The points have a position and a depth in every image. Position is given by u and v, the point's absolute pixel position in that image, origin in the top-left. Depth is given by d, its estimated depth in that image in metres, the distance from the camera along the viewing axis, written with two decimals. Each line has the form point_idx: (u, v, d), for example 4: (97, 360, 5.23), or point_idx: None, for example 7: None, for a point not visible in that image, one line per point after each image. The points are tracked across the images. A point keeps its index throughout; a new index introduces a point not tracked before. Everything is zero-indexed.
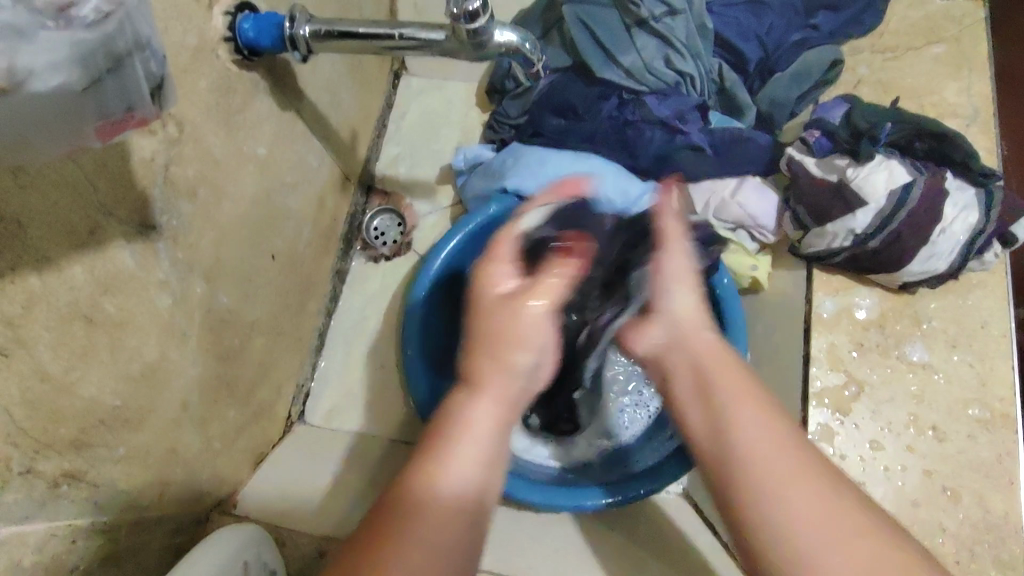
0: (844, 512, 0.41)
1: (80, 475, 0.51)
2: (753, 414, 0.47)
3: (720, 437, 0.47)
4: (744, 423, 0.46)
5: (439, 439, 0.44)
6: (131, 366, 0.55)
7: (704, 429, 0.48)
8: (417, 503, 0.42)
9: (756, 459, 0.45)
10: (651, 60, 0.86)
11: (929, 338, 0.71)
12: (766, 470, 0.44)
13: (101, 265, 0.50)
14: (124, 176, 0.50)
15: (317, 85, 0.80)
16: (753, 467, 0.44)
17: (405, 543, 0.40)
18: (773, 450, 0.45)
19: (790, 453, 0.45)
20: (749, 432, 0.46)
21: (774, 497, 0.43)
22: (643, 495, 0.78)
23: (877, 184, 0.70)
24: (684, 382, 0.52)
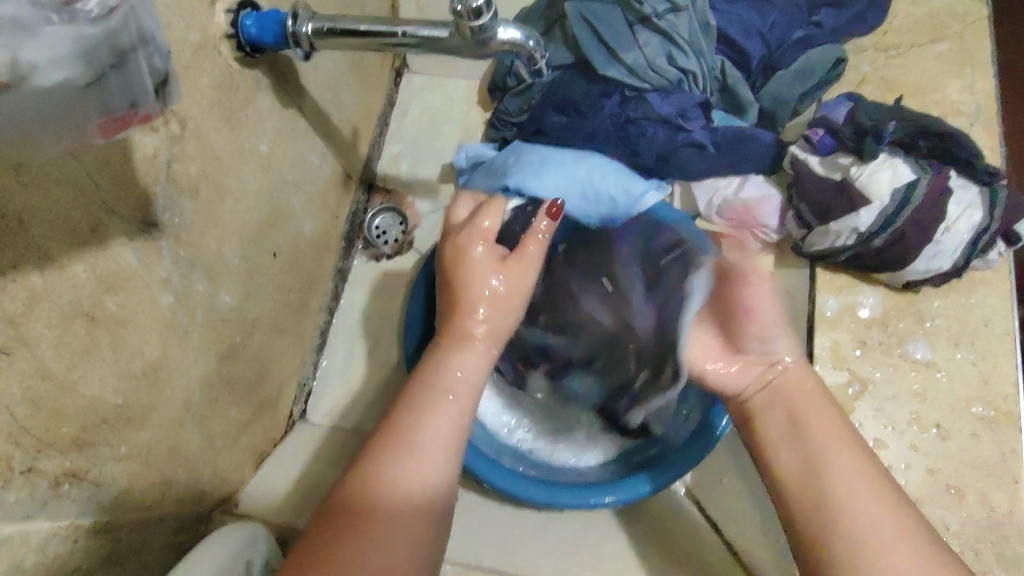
0: (892, 520, 0.51)
1: (82, 474, 0.51)
2: (852, 461, 0.55)
3: (814, 474, 0.55)
4: (841, 464, 0.55)
5: (400, 441, 0.54)
6: (133, 364, 0.55)
7: (795, 466, 0.57)
8: (364, 510, 0.50)
9: (851, 496, 0.52)
10: (653, 57, 0.85)
11: (932, 337, 0.71)
12: (855, 506, 0.52)
13: (102, 263, 0.49)
14: (125, 174, 0.50)
15: (318, 83, 0.80)
16: (847, 502, 0.52)
17: (366, 544, 0.49)
18: (875, 493, 0.53)
19: (865, 479, 0.54)
20: (844, 472, 0.54)
21: (863, 532, 0.50)
22: (652, 490, 0.77)
23: (880, 183, 0.69)
24: (775, 420, 0.61)
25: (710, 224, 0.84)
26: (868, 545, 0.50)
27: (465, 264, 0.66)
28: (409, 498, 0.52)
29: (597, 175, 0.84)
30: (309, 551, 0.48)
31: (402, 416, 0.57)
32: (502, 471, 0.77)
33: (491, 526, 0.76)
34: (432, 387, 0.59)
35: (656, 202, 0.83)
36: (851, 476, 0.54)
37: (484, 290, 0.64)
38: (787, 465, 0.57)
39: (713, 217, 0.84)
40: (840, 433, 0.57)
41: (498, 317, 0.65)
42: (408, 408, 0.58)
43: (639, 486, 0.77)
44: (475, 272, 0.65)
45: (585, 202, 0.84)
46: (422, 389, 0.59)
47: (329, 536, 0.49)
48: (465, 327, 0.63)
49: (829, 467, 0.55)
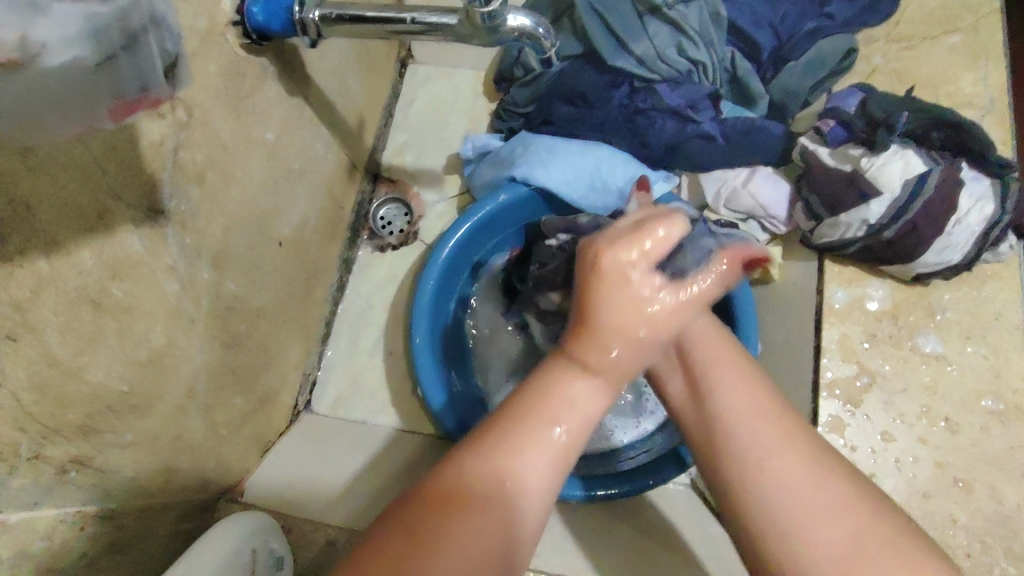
0: (782, 456, 0.44)
1: (87, 461, 0.51)
2: (733, 381, 0.48)
3: (702, 402, 0.49)
4: (722, 391, 0.48)
5: (517, 431, 0.42)
6: (139, 352, 0.54)
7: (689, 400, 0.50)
8: (456, 502, 0.40)
9: (734, 427, 0.46)
10: (663, 48, 0.85)
11: (943, 330, 0.71)
12: (739, 435, 0.45)
13: (110, 249, 0.49)
14: (133, 161, 0.50)
15: (324, 71, 0.79)
16: (725, 433, 0.46)
17: (452, 540, 0.38)
18: (749, 414, 0.46)
19: (774, 421, 0.46)
20: (729, 399, 0.47)
21: (741, 459, 0.45)
22: (655, 484, 0.75)
23: (891, 174, 0.68)
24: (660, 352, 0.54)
25: (718, 215, 0.82)
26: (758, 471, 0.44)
27: (610, 280, 0.45)
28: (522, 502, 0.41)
29: (605, 164, 0.84)
30: (388, 539, 0.39)
31: (521, 410, 0.43)
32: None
33: None
34: (544, 404, 0.43)
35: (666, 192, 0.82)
36: (727, 398, 0.48)
37: (654, 291, 0.46)
38: (684, 415, 0.50)
39: (720, 208, 0.81)
40: (715, 350, 0.51)
41: (626, 361, 0.45)
42: (521, 405, 0.43)
43: (644, 479, 0.76)
44: (624, 296, 0.44)
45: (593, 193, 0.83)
46: (530, 397, 0.43)
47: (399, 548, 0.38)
48: (606, 340, 0.44)
49: (711, 394, 0.49)
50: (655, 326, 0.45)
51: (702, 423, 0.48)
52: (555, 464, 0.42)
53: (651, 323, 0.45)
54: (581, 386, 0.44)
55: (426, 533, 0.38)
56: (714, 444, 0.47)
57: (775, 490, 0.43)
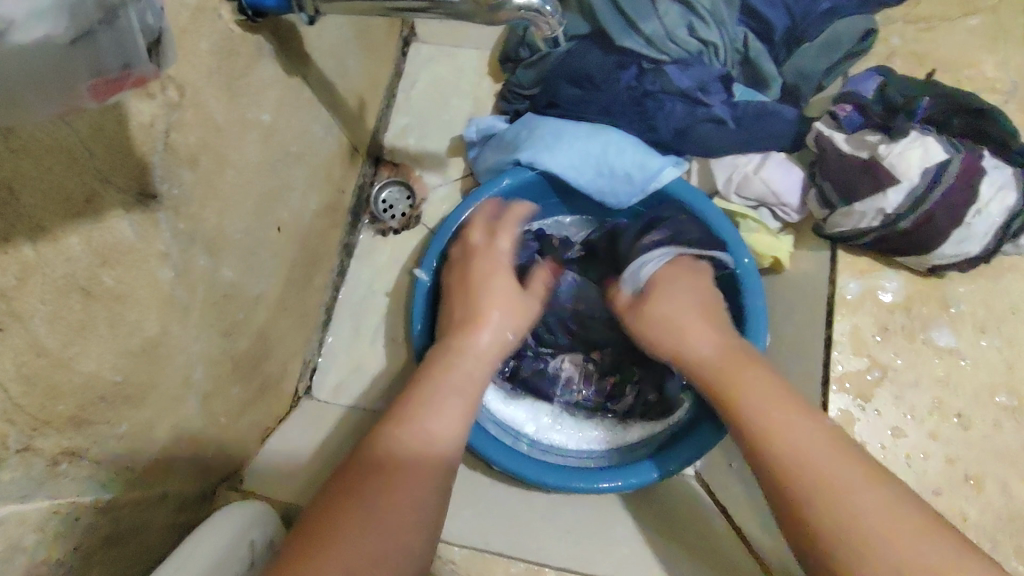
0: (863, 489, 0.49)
1: (81, 452, 0.50)
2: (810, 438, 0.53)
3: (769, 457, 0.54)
4: (789, 430, 0.54)
5: (422, 401, 0.58)
6: (131, 341, 0.53)
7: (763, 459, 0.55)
8: (381, 466, 0.52)
9: (808, 458, 0.52)
10: (673, 27, 0.81)
11: (956, 322, 0.69)
12: (814, 468, 0.51)
13: (98, 235, 0.47)
14: (122, 143, 0.48)
15: (323, 50, 0.76)
16: (798, 460, 0.52)
17: (367, 496, 0.49)
18: (817, 447, 0.53)
19: (841, 457, 0.51)
20: (800, 431, 0.54)
21: (819, 494, 0.49)
22: (659, 479, 0.73)
23: (910, 162, 0.65)
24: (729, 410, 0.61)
25: (729, 203, 0.80)
26: (833, 512, 0.48)
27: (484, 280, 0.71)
28: (428, 463, 0.54)
29: (612, 147, 0.80)
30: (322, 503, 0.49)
31: (421, 384, 0.60)
32: (497, 443, 0.74)
33: (502, 507, 0.75)
34: (441, 375, 0.61)
35: (674, 178, 0.79)
36: (795, 430, 0.54)
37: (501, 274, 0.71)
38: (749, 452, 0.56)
39: (731, 195, 0.79)
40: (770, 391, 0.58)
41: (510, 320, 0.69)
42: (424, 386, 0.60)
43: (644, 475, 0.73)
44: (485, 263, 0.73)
45: (599, 177, 0.81)
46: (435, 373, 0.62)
47: (375, 490, 0.50)
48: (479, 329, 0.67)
49: (770, 429, 0.55)
50: (503, 303, 0.69)
51: (765, 454, 0.54)
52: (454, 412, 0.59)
53: (490, 340, 0.67)
54: (471, 353, 0.65)
55: (333, 500, 0.49)
56: (789, 474, 0.52)
57: (855, 507, 0.48)
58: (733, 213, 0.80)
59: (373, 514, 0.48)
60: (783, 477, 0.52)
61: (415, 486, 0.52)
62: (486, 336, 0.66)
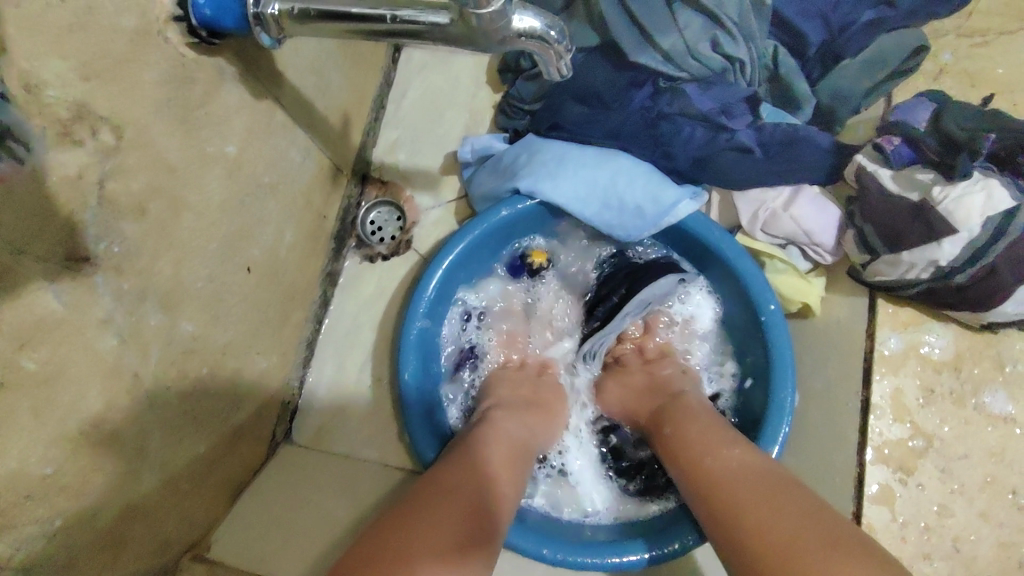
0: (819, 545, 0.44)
1: (1, 561, 0.42)
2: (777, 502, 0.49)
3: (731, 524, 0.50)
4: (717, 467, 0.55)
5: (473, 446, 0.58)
6: (66, 424, 0.46)
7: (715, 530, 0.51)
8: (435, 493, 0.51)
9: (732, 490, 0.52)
10: (695, 42, 0.71)
11: (1012, 386, 0.62)
12: (744, 496, 0.51)
13: (18, 313, 0.40)
14: (38, 204, 0.40)
15: (300, 65, 0.68)
16: (726, 496, 0.52)
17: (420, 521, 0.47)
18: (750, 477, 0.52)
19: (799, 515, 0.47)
20: (732, 465, 0.54)
21: (746, 526, 0.48)
22: (649, 560, 0.64)
23: (970, 209, 0.56)
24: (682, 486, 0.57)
25: (753, 241, 0.71)
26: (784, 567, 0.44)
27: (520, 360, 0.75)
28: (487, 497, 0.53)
29: (622, 176, 0.72)
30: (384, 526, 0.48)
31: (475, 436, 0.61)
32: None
33: None
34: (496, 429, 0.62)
35: (691, 213, 0.70)
36: (725, 463, 0.54)
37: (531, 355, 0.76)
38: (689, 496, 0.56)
39: (756, 233, 0.71)
40: (710, 432, 0.59)
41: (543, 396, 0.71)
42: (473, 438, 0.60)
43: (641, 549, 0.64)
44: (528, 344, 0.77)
45: (606, 210, 0.72)
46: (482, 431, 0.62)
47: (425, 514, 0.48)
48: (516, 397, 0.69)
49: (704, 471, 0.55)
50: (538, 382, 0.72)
51: (705, 497, 0.54)
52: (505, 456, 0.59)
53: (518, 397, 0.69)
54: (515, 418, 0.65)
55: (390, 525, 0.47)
56: (719, 506, 0.52)
57: (775, 527, 0.47)
58: (757, 253, 0.72)
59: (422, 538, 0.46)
60: (720, 514, 0.51)
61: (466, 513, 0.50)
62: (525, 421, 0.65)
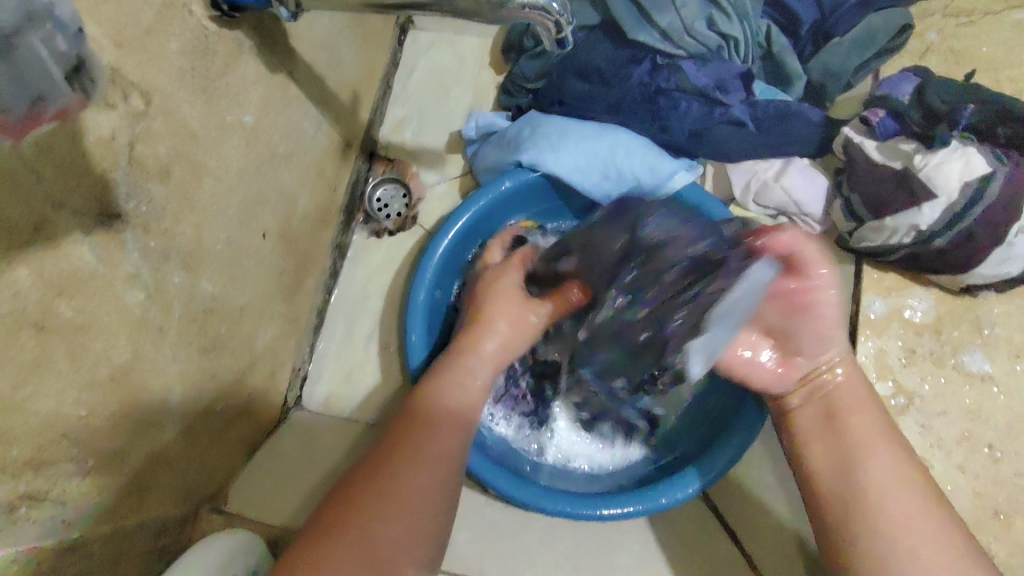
0: (937, 542, 0.50)
1: (41, 494, 0.45)
2: (885, 462, 0.55)
3: (847, 475, 0.55)
4: (879, 461, 0.55)
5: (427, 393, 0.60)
6: (99, 371, 0.49)
7: (831, 472, 0.57)
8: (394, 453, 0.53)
9: (880, 492, 0.53)
10: (692, 21, 0.75)
11: (990, 347, 0.65)
12: (880, 481, 0.54)
13: (51, 264, 0.42)
14: (77, 160, 0.43)
15: (312, 41, 0.71)
16: (875, 494, 0.53)
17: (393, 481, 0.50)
18: (900, 483, 0.54)
19: (924, 509, 0.52)
20: (882, 468, 0.55)
21: (869, 492, 0.53)
22: (646, 510, 0.67)
23: (950, 175, 0.59)
24: (808, 418, 0.61)
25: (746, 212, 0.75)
26: (900, 546, 0.50)
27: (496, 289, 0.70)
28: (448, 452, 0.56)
29: (621, 149, 0.75)
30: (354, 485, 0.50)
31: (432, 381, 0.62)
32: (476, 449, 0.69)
33: (496, 526, 0.71)
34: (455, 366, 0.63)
35: (686, 184, 0.73)
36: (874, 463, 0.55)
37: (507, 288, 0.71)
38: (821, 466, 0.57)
39: (748, 204, 0.74)
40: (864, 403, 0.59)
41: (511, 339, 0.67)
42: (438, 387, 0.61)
43: (633, 504, 0.67)
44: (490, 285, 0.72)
45: (605, 181, 0.75)
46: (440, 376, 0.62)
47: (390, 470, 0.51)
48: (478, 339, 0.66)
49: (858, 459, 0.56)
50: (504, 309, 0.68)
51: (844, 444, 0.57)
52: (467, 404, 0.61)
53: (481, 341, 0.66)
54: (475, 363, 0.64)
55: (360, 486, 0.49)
56: (851, 470, 0.55)
57: (901, 533, 0.50)
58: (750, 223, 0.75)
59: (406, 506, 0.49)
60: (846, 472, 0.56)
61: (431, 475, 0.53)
62: (490, 343, 0.66)
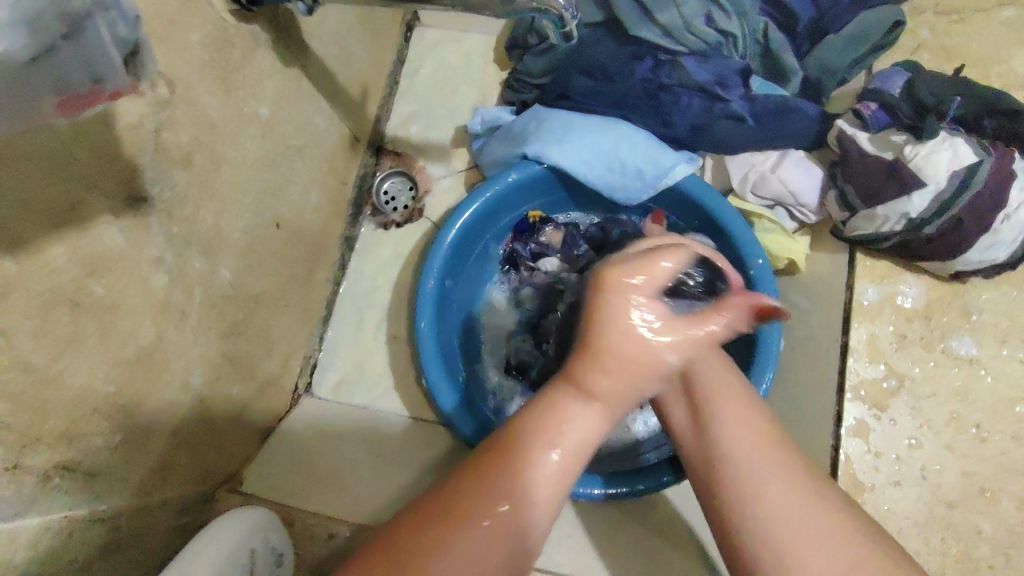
0: (785, 477, 0.42)
1: (74, 466, 0.48)
2: (732, 408, 0.46)
3: (702, 433, 0.46)
4: (722, 421, 0.45)
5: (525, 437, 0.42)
6: (125, 349, 0.51)
7: (691, 431, 0.47)
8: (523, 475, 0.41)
9: (737, 456, 0.43)
10: (691, 17, 0.77)
11: (978, 332, 0.68)
12: (736, 444, 0.44)
13: (85, 244, 0.45)
14: (108, 147, 0.45)
15: (324, 37, 0.73)
16: (729, 459, 0.43)
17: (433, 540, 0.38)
18: (751, 443, 0.44)
19: (773, 454, 0.43)
20: (730, 427, 0.45)
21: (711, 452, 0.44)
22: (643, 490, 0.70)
23: (938, 164, 0.62)
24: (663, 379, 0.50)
25: (744, 202, 0.76)
26: (742, 497, 0.42)
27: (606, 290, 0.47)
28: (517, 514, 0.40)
29: (624, 142, 0.77)
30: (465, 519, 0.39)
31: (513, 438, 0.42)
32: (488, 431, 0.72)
33: None
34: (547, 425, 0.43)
35: (686, 176, 0.75)
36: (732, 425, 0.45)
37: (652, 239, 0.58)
38: (689, 452, 0.46)
39: (747, 194, 0.76)
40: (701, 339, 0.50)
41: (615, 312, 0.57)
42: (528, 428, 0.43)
43: (635, 485, 0.70)
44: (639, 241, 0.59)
45: (609, 173, 0.78)
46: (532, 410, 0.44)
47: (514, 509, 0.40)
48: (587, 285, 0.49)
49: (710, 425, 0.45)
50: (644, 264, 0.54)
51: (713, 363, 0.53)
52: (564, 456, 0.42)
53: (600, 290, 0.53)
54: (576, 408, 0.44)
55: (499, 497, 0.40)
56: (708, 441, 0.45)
57: (739, 479, 0.42)
58: (748, 213, 0.77)
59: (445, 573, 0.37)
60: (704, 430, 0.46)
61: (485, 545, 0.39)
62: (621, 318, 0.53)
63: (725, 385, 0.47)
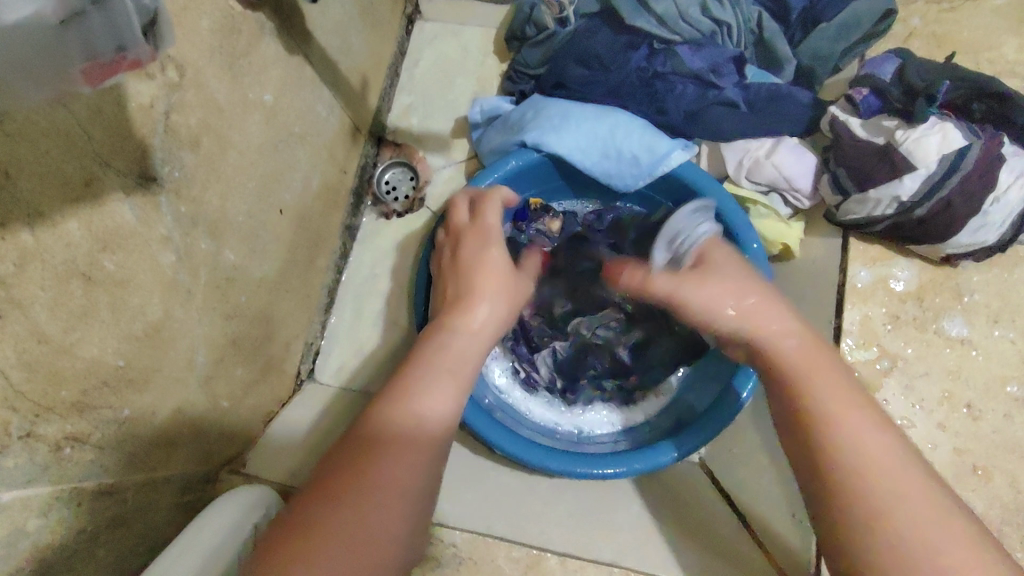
0: (934, 515, 0.42)
1: (84, 437, 0.49)
2: (862, 432, 0.46)
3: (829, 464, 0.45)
4: (856, 449, 0.45)
5: (389, 396, 0.51)
6: (134, 325, 0.52)
7: (811, 462, 0.47)
8: (379, 438, 0.47)
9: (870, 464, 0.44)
10: (686, 7, 0.79)
11: (969, 313, 0.69)
12: (875, 481, 0.43)
13: (98, 220, 0.47)
14: (120, 126, 0.47)
15: (325, 27, 0.74)
16: (859, 495, 0.43)
17: (321, 522, 0.42)
18: (892, 459, 0.44)
19: (915, 487, 0.43)
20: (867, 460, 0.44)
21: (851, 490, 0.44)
22: (645, 468, 0.71)
23: (928, 148, 0.64)
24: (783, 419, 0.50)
25: (739, 188, 0.78)
26: (899, 532, 0.41)
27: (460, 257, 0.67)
28: (394, 440, 0.48)
29: (620, 129, 0.78)
30: (326, 488, 0.45)
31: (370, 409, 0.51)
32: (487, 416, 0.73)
33: (501, 489, 0.75)
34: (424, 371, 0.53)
35: (682, 163, 0.76)
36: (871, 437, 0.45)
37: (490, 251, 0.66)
38: (813, 492, 0.46)
39: (741, 180, 0.77)
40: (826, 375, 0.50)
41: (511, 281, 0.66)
42: (396, 382, 0.53)
43: (630, 464, 0.71)
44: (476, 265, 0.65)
45: (606, 160, 0.79)
46: (414, 368, 0.54)
47: (347, 467, 0.46)
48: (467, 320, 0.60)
49: (828, 441, 0.46)
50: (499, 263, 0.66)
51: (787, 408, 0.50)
52: (443, 370, 0.54)
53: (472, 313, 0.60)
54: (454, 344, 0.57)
55: (334, 477, 0.45)
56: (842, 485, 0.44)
57: (899, 523, 0.41)
58: (742, 199, 0.78)
59: (334, 529, 0.42)
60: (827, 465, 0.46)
61: (365, 501, 0.44)
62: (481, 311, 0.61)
63: (850, 414, 0.47)
